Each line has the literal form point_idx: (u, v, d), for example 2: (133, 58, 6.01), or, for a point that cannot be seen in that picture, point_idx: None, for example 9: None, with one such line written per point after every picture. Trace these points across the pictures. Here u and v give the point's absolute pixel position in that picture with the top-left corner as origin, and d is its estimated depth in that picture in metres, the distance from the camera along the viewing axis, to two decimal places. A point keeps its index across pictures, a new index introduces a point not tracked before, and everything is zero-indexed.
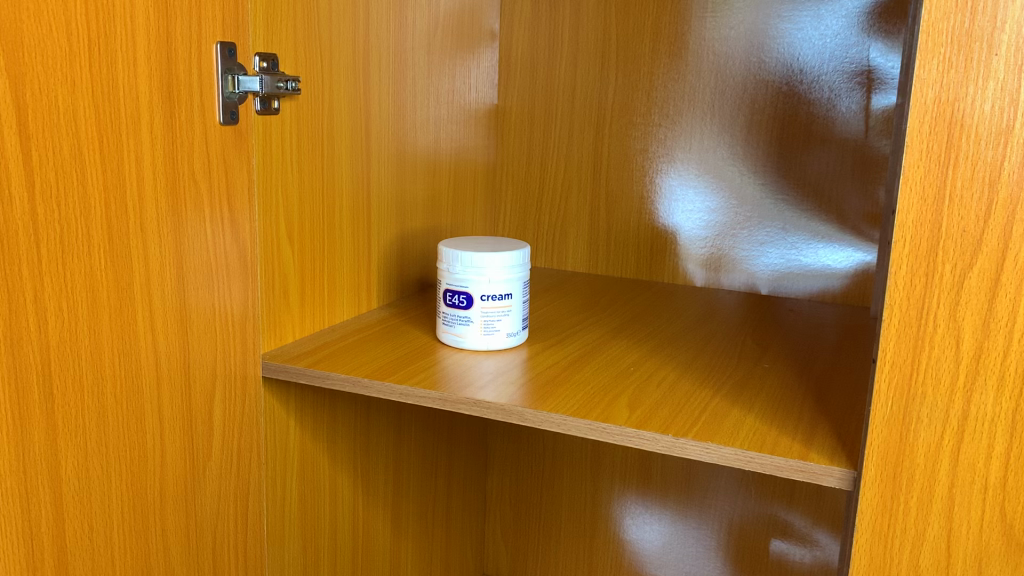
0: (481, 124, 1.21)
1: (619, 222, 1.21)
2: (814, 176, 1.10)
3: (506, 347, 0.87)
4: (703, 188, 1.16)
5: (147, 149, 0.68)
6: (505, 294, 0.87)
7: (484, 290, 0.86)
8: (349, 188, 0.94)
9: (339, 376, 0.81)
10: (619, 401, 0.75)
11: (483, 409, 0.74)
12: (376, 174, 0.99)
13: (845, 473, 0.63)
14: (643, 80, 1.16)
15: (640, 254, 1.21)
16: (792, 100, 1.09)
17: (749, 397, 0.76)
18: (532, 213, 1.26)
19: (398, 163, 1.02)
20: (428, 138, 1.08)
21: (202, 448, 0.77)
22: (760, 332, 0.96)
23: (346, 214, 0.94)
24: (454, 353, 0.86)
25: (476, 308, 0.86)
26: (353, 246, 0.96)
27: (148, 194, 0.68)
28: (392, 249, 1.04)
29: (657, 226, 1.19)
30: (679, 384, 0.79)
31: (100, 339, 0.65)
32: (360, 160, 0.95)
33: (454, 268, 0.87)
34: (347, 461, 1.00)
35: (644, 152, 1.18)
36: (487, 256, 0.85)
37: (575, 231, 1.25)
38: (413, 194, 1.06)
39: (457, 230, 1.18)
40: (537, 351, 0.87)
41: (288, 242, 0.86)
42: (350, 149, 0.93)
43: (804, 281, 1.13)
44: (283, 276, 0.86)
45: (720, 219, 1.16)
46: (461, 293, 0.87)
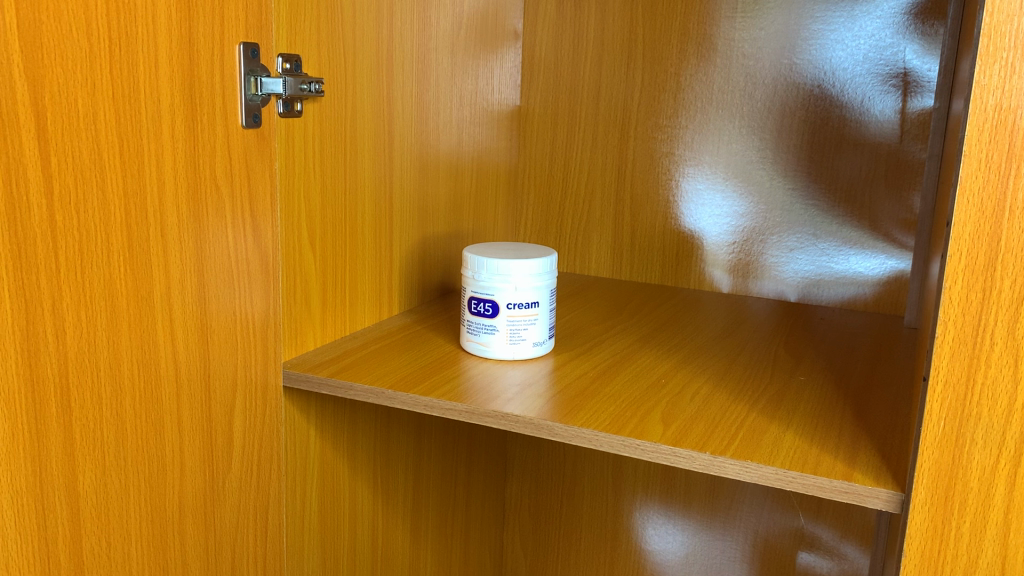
0: (503, 126, 1.18)
1: (644, 227, 1.19)
2: (845, 180, 1.07)
3: (533, 357, 0.85)
4: (731, 193, 1.13)
5: (168, 152, 0.66)
6: (531, 302, 0.84)
7: (509, 300, 0.83)
8: (371, 193, 0.92)
9: (362, 387, 0.79)
10: (652, 417, 0.72)
11: (512, 422, 0.72)
12: (399, 177, 0.96)
13: (892, 495, 0.61)
14: (669, 81, 1.13)
15: (665, 260, 1.18)
16: (823, 103, 1.07)
17: (786, 412, 0.74)
18: (554, 217, 1.24)
19: (421, 166, 1.00)
20: (451, 140, 1.05)
21: (221, 460, 0.75)
22: (793, 342, 0.94)
23: (368, 218, 0.92)
24: (478, 363, 0.84)
25: (501, 318, 0.84)
26: (375, 251, 0.94)
27: (169, 199, 0.66)
28: (414, 255, 1.01)
29: (682, 231, 1.17)
30: (713, 397, 0.77)
31: (118, 349, 0.63)
32: (382, 163, 0.93)
33: (479, 276, 0.84)
34: (367, 470, 0.98)
35: (670, 155, 1.15)
36: (513, 264, 0.83)
37: (598, 235, 1.22)
38: (435, 198, 1.04)
39: (480, 234, 1.16)
40: (564, 362, 0.85)
41: (309, 248, 0.84)
42: (373, 153, 0.91)
43: (835, 289, 1.10)
44: (305, 283, 0.84)
45: (748, 224, 1.13)
46: (486, 301, 0.84)
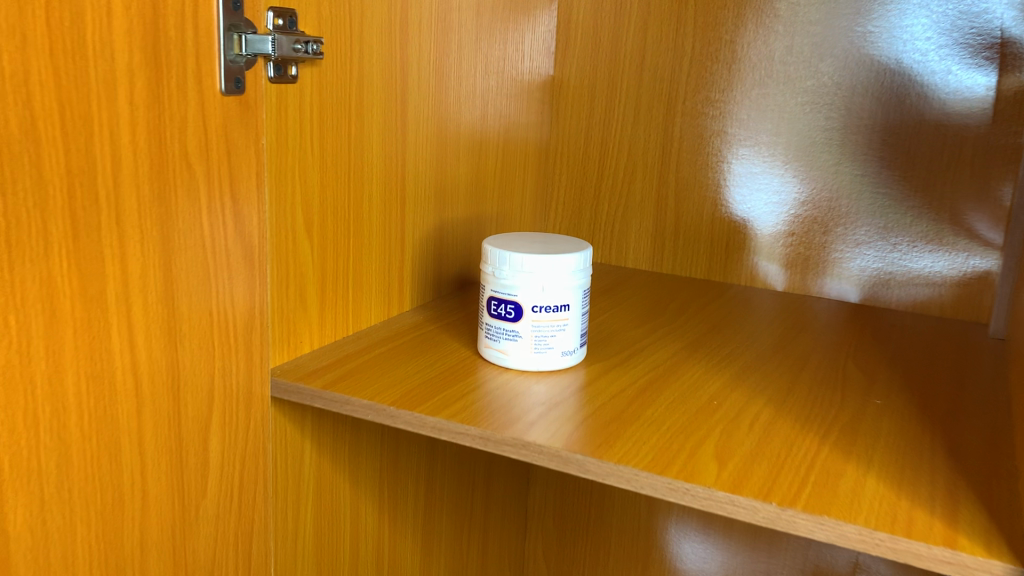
0: (535, 98, 1.06)
1: (689, 215, 1.06)
2: (924, 167, 0.94)
3: (561, 368, 0.73)
4: (791, 178, 1.00)
5: (126, 123, 0.54)
6: (561, 305, 0.72)
7: (536, 301, 0.71)
8: (379, 173, 0.80)
9: (360, 403, 0.66)
10: (703, 451, 0.60)
11: (535, 454, 0.60)
12: (413, 156, 0.84)
13: (1009, 570, 0.49)
14: (724, 51, 1.00)
15: (713, 252, 1.06)
16: (901, 77, 0.93)
17: (863, 449, 0.62)
18: (589, 201, 1.11)
19: (439, 142, 0.88)
20: (475, 113, 0.93)
21: (195, 484, 0.64)
22: (864, 355, 0.81)
23: (375, 202, 0.80)
24: (496, 375, 0.72)
25: (526, 322, 0.71)
26: (383, 239, 0.82)
27: (127, 180, 0.55)
28: (429, 244, 0.90)
29: (733, 220, 1.04)
30: (775, 427, 0.64)
31: (60, 361, 0.52)
32: (393, 139, 0.81)
33: (501, 272, 0.72)
34: (371, 485, 0.87)
35: (722, 135, 1.02)
36: (540, 260, 0.71)
37: (637, 223, 1.09)
38: (454, 179, 0.92)
39: (505, 220, 1.04)
40: (597, 375, 0.73)
41: (304, 236, 0.72)
42: (383, 127, 0.79)
43: (908, 291, 0.97)
44: (299, 277, 0.72)
45: (810, 213, 1.00)
46: (509, 303, 0.72)
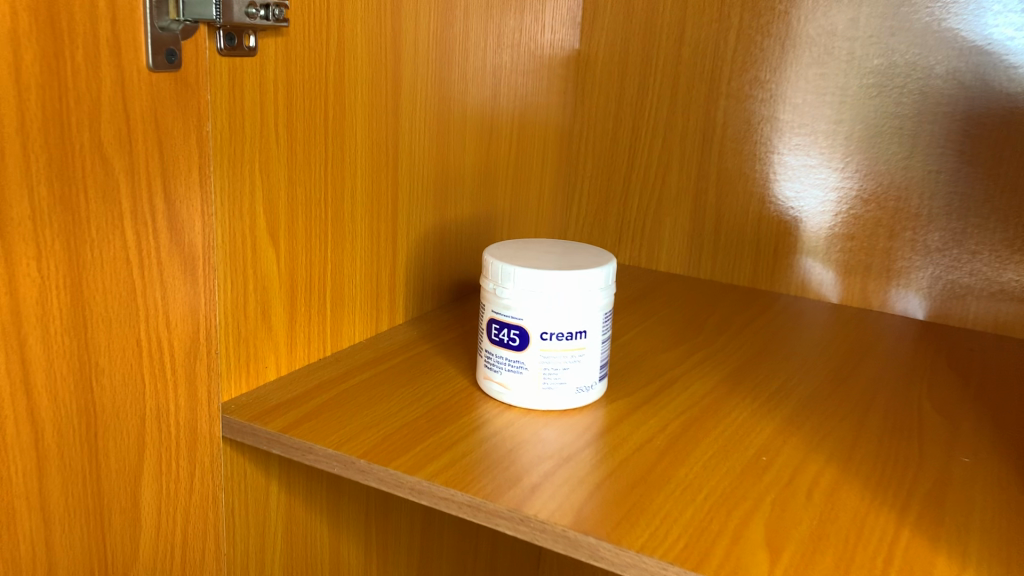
0: (556, 75, 0.92)
1: (732, 213, 0.92)
2: (1013, 163, 0.79)
3: (575, 407, 0.60)
4: (852, 173, 0.86)
5: (11, 108, 0.42)
6: (577, 331, 0.59)
7: (546, 327, 0.58)
8: (363, 165, 0.67)
9: (324, 452, 0.54)
10: (749, 535, 0.47)
11: (536, 532, 0.47)
12: (406, 143, 0.72)
13: None
14: (778, 23, 0.86)
15: (758, 256, 0.92)
16: (990, 57, 0.78)
17: (954, 532, 0.48)
18: (616, 194, 0.97)
19: (439, 127, 0.75)
20: (484, 93, 0.80)
21: (122, 550, 0.52)
22: (941, 393, 0.67)
23: (359, 199, 0.68)
24: (493, 414, 0.59)
25: (534, 352, 0.58)
26: (369, 243, 0.70)
27: (14, 181, 0.43)
28: (426, 247, 0.77)
29: (783, 220, 0.90)
30: (840, 498, 0.51)
31: None
32: (381, 124, 0.68)
33: (504, 290, 0.59)
34: (354, 525, 0.75)
35: (772, 121, 0.88)
36: (552, 276, 0.58)
37: (671, 220, 0.95)
38: (458, 170, 0.79)
39: (519, 216, 0.90)
40: (617, 416, 0.60)
41: (266, 243, 0.60)
42: (368, 110, 0.67)
43: (987, 307, 0.83)
44: (261, 292, 0.60)
45: (873, 213, 0.86)
46: (512, 327, 0.59)
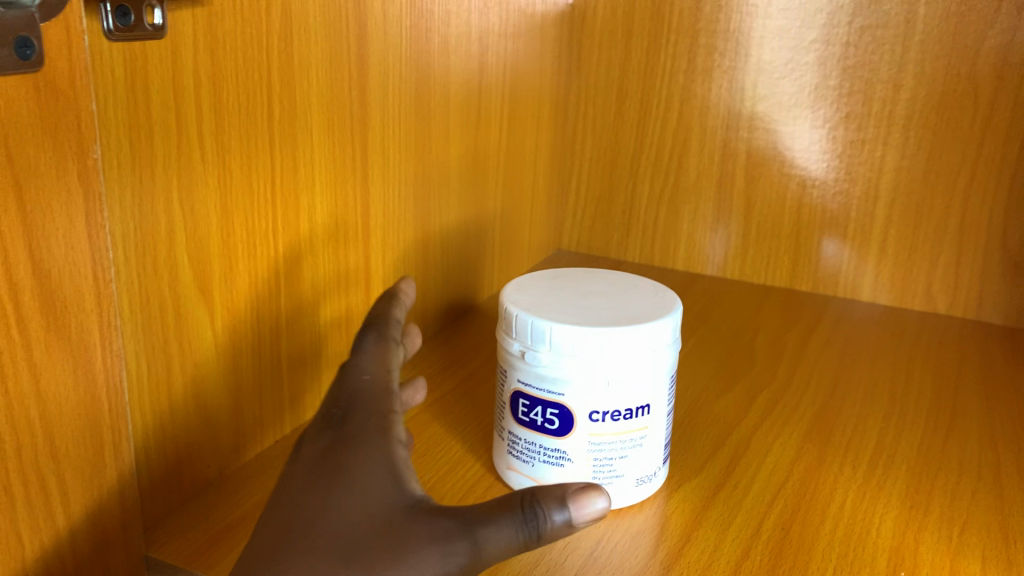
0: (549, 38, 0.75)
1: (765, 201, 0.77)
2: None
3: (634, 504, 0.45)
4: (914, 152, 0.71)
5: None
6: (637, 407, 0.43)
7: (596, 405, 0.42)
8: (324, 178, 0.50)
9: None
10: None
11: None
12: (378, 141, 0.54)
13: None
14: None
15: (797, 251, 0.77)
16: None
17: None
18: (622, 179, 0.81)
19: (417, 115, 0.58)
20: (469, 66, 0.63)
21: None
22: None
23: (321, 224, 0.50)
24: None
25: (580, 438, 0.43)
26: (335, 278, 0.53)
27: None
28: (407, 270, 0.60)
29: (828, 208, 0.75)
30: None
31: None
32: (346, 118, 0.51)
33: (535, 357, 0.42)
34: None
35: (814, 89, 0.73)
36: (606, 337, 0.41)
37: (690, 210, 0.80)
38: (441, 168, 0.62)
39: (511, 214, 0.74)
40: (690, 517, 0.45)
41: (199, 304, 0.42)
42: (328, 102, 0.49)
43: None
44: (195, 373, 0.43)
45: (940, 200, 0.71)
46: (550, 406, 0.43)
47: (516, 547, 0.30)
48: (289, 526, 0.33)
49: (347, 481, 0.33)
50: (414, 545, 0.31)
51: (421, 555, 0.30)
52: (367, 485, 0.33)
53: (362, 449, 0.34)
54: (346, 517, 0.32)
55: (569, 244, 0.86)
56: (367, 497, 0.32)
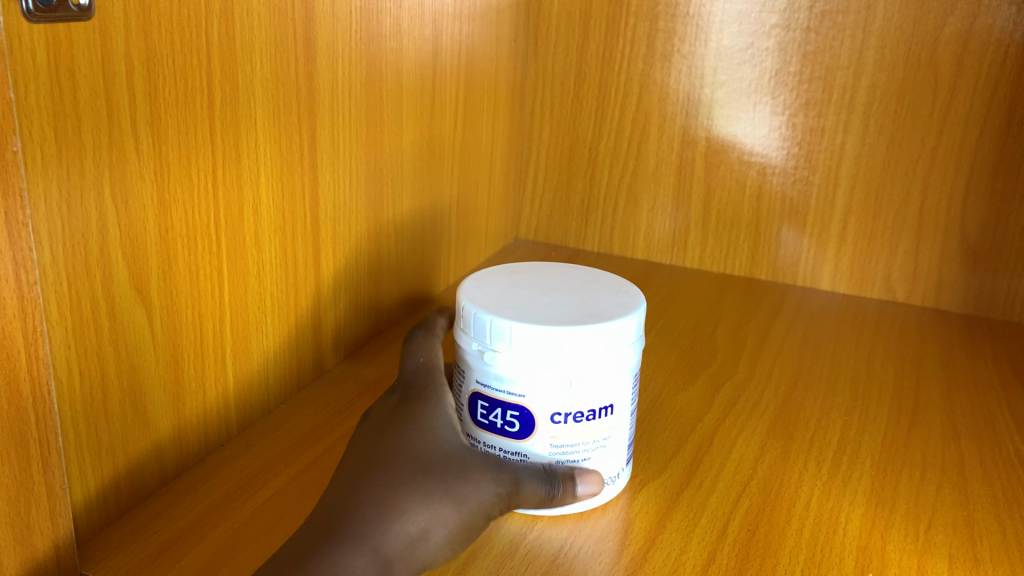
0: (506, 21, 0.72)
1: (724, 188, 0.76)
2: None
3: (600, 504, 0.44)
4: (874, 139, 0.70)
5: None
6: (601, 407, 0.41)
7: (558, 407, 0.40)
8: (271, 168, 0.47)
9: None
10: None
11: None
12: (328, 130, 0.52)
13: None
14: None
15: (758, 240, 0.76)
16: None
17: None
18: (580, 166, 0.80)
19: (369, 101, 0.55)
20: (422, 50, 0.60)
21: None
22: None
23: (267, 218, 0.48)
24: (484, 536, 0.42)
25: (541, 441, 0.41)
26: (284, 274, 0.50)
27: None
28: (359, 262, 0.58)
29: (788, 196, 0.74)
30: None
31: None
32: (293, 106, 0.48)
33: (494, 358, 0.40)
34: None
35: (774, 75, 0.71)
36: (570, 337, 0.39)
37: (649, 198, 0.78)
38: (394, 155, 0.60)
39: (468, 203, 0.72)
40: (651, 521, 0.43)
41: (137, 305, 0.40)
42: (273, 89, 0.46)
43: None
44: (132, 379, 0.40)
45: (899, 189, 0.71)
46: (510, 407, 0.41)
47: (543, 498, 0.40)
48: (369, 448, 0.40)
49: (416, 421, 0.41)
50: (475, 470, 0.39)
51: (479, 475, 0.39)
52: (434, 424, 0.41)
53: (427, 400, 0.43)
54: (418, 441, 0.40)
55: (527, 232, 0.84)
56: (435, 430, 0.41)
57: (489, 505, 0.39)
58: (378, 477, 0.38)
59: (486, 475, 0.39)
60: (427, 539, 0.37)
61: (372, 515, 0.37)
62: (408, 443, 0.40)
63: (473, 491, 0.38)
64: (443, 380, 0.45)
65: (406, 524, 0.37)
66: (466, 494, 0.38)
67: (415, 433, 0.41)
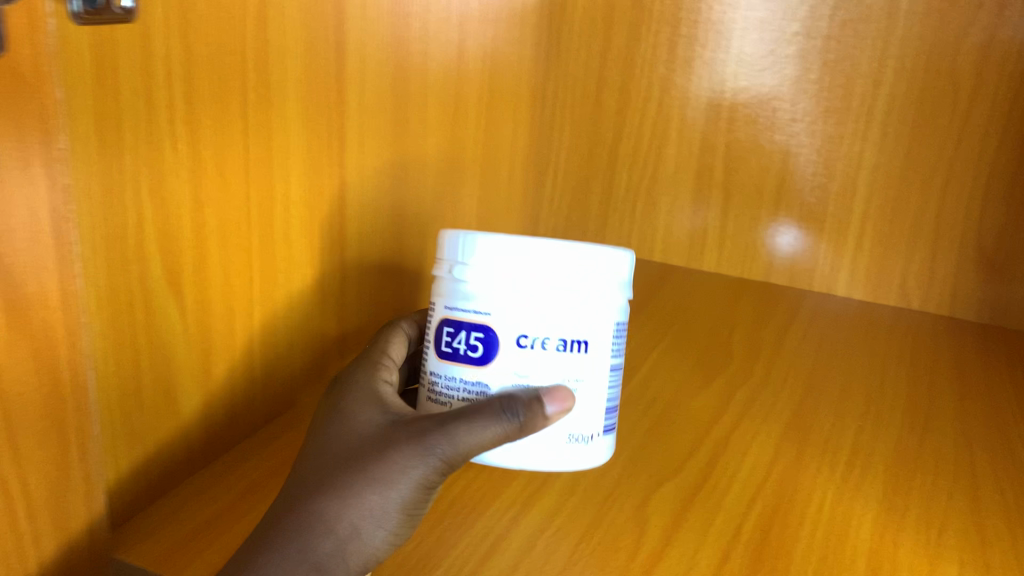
0: (529, 25, 0.74)
1: (743, 193, 0.77)
2: None
3: (564, 467, 0.38)
4: (892, 148, 0.71)
5: None
6: (576, 340, 0.37)
7: (523, 327, 0.37)
8: (300, 167, 0.48)
9: None
10: None
11: None
12: (357, 131, 0.53)
13: None
14: None
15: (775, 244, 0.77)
16: None
17: None
18: (600, 169, 0.81)
19: (396, 102, 0.56)
20: (448, 52, 0.61)
21: None
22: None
23: (296, 216, 0.49)
24: (502, 534, 0.43)
25: (503, 367, 0.37)
26: (311, 271, 0.51)
27: None
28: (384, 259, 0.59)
29: (806, 202, 0.75)
30: None
31: None
32: (324, 107, 0.49)
33: (466, 271, 0.38)
34: None
35: (795, 83, 0.72)
36: (539, 246, 0.37)
37: (668, 202, 0.80)
38: (419, 155, 0.61)
39: (489, 203, 0.73)
40: (667, 519, 0.44)
41: (170, 299, 0.41)
42: (304, 89, 0.47)
43: None
44: (164, 370, 0.41)
45: (916, 197, 0.71)
46: (475, 328, 0.37)
47: (489, 441, 0.35)
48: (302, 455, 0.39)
49: (342, 416, 0.39)
50: (394, 446, 0.36)
51: (397, 452, 0.36)
52: (359, 414, 0.39)
53: (355, 390, 0.40)
54: (342, 435, 0.38)
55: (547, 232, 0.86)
56: (358, 420, 0.38)
57: (419, 477, 0.36)
58: (300, 487, 0.37)
59: (397, 452, 0.36)
60: (361, 534, 0.35)
61: (294, 529, 0.35)
62: (332, 441, 0.38)
63: (394, 470, 0.35)
64: (379, 364, 0.43)
65: (331, 529, 0.35)
66: (387, 475, 0.35)
67: (338, 426, 0.38)
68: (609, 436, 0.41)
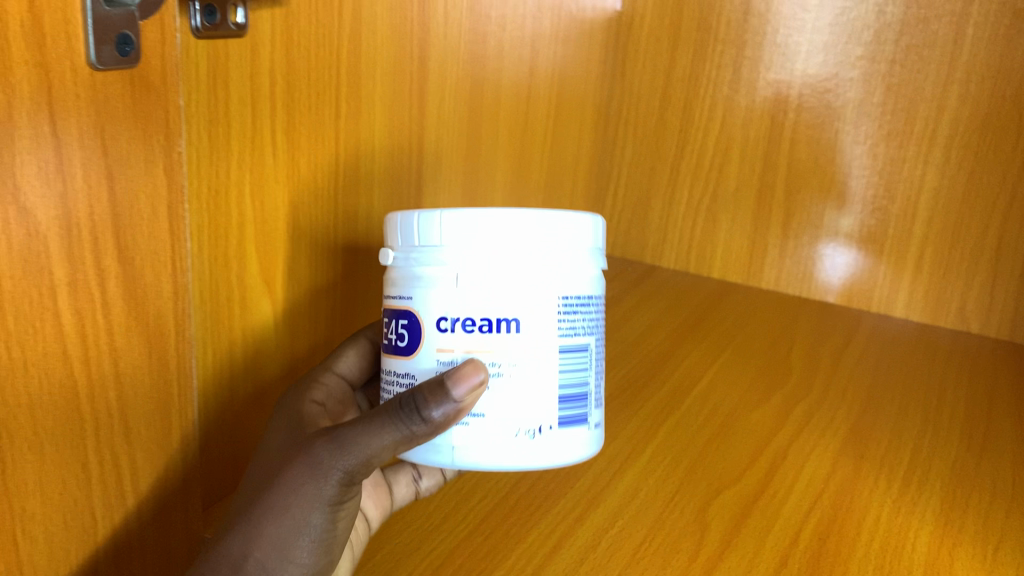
0: (597, 44, 0.76)
1: (803, 213, 0.78)
2: None
3: (515, 464, 0.36)
4: (954, 171, 0.71)
5: None
6: (504, 320, 0.36)
7: (442, 308, 0.36)
8: (383, 176, 0.51)
9: None
10: None
11: None
12: (437, 144, 0.56)
13: None
14: None
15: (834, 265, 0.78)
16: None
17: None
18: (661, 186, 0.84)
19: (471, 117, 0.59)
20: (521, 70, 0.64)
21: None
22: None
23: (378, 223, 0.52)
24: (566, 531, 0.45)
25: (424, 351, 0.37)
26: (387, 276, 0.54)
27: None
28: None
29: (865, 223, 0.76)
30: None
31: None
32: (408, 119, 0.52)
33: (405, 258, 0.38)
34: None
35: (858, 106, 0.74)
36: (460, 224, 0.36)
37: (727, 219, 0.81)
38: (491, 167, 0.63)
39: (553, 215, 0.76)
40: (728, 524, 0.46)
41: (263, 295, 0.44)
42: (390, 102, 0.50)
43: None
44: (254, 361, 0.44)
45: (976, 221, 0.71)
46: (405, 314, 0.38)
47: (393, 441, 0.35)
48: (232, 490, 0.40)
49: (261, 447, 0.40)
50: (292, 466, 0.36)
51: (295, 471, 0.36)
52: (273, 442, 0.40)
53: (276, 421, 0.41)
54: (258, 464, 0.39)
55: None
56: (274, 448, 0.39)
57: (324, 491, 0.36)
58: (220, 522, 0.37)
59: (306, 470, 0.36)
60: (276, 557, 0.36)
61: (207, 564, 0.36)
62: (250, 472, 0.39)
63: (297, 490, 0.36)
64: (308, 387, 0.44)
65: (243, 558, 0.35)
66: (292, 496, 0.36)
67: (257, 458, 0.39)
68: (579, 434, 0.38)
